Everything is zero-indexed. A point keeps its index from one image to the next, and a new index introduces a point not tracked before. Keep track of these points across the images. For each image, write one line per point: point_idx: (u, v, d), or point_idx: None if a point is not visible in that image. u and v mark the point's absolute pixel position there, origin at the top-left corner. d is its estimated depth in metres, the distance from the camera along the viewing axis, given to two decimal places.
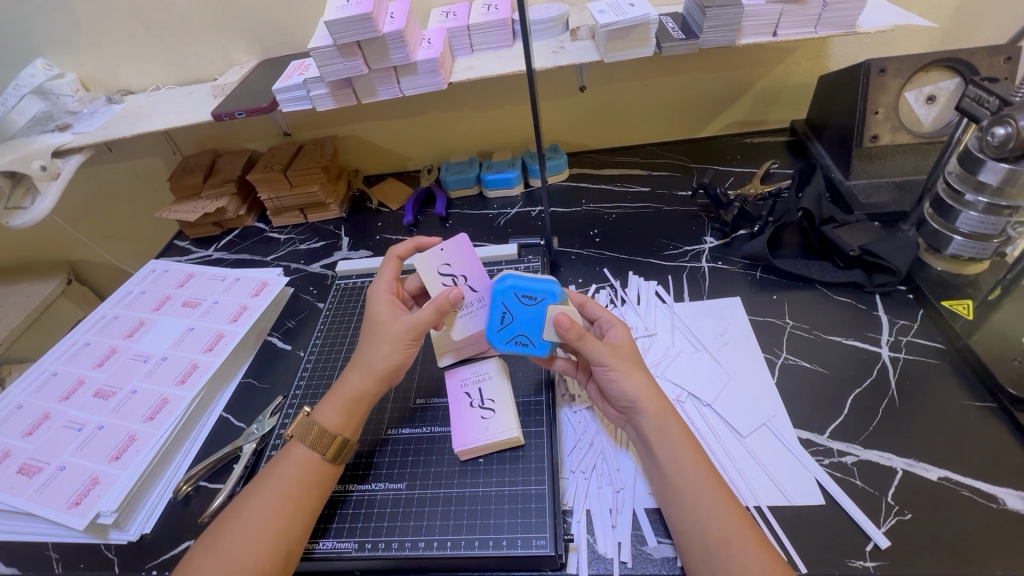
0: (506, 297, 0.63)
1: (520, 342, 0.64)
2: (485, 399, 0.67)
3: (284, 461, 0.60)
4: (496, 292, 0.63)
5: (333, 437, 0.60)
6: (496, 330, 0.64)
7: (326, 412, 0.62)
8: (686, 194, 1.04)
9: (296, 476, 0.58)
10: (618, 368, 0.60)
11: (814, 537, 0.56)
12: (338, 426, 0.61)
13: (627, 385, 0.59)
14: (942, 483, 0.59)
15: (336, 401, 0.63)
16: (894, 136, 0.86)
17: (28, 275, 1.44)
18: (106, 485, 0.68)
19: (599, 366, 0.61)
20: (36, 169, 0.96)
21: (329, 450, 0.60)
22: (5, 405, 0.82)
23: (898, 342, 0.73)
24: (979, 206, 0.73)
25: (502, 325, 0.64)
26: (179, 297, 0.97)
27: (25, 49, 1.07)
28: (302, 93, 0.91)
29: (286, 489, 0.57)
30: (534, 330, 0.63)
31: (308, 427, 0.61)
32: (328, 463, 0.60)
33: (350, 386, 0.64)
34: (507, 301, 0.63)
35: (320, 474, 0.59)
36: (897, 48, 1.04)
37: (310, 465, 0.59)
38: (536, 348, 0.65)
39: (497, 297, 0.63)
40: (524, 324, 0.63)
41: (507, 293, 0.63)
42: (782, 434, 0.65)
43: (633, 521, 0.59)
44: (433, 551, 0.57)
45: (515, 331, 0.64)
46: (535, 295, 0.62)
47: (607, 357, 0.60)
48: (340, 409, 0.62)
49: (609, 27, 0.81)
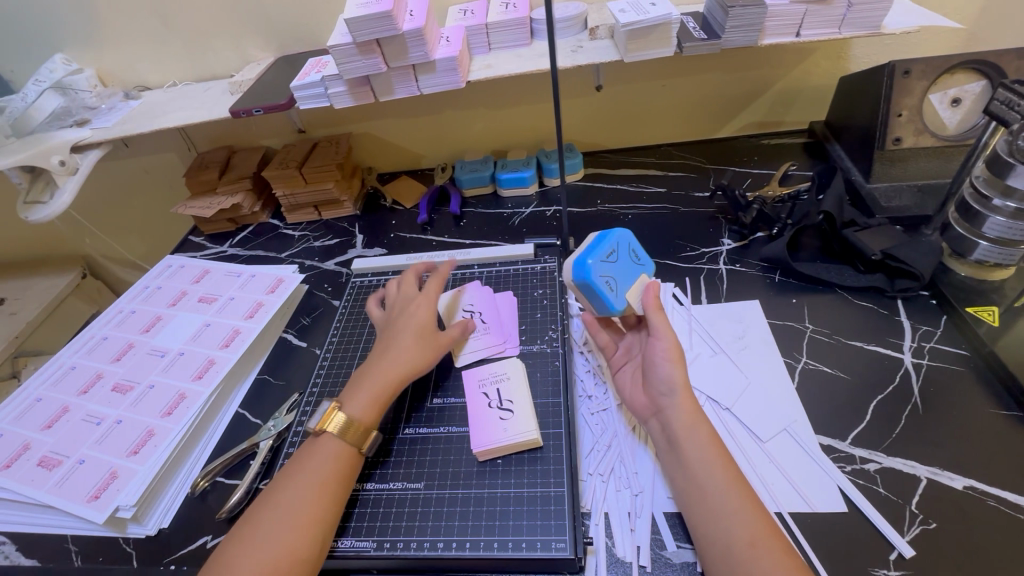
0: (622, 243, 0.67)
1: (608, 282, 0.64)
2: (503, 400, 0.68)
3: (315, 452, 0.61)
4: (616, 234, 0.67)
5: (367, 426, 0.62)
6: (602, 261, 0.64)
7: (357, 402, 0.64)
8: (703, 195, 1.03)
9: (331, 467, 0.59)
10: (673, 351, 0.63)
11: (836, 544, 0.56)
12: (370, 415, 0.63)
13: (674, 371, 0.62)
14: (966, 493, 0.58)
15: (369, 391, 0.65)
16: (917, 138, 0.85)
17: (44, 269, 1.45)
18: (125, 479, 0.69)
19: (656, 343, 0.64)
20: (55, 164, 0.96)
21: (361, 440, 0.62)
22: (24, 398, 0.82)
23: (921, 349, 0.72)
24: (1007, 211, 0.72)
25: (609, 260, 0.65)
26: (195, 292, 0.97)
27: (44, 45, 1.08)
28: (320, 91, 0.91)
29: (321, 480, 0.58)
30: (623, 283, 0.66)
31: (340, 416, 0.62)
32: (360, 453, 0.62)
33: (383, 379, 0.66)
34: (621, 248, 0.67)
35: (352, 464, 0.61)
36: (920, 49, 1.03)
37: (344, 455, 0.60)
38: (613, 299, 0.65)
39: (616, 239, 0.67)
40: (623, 271, 0.66)
41: (624, 243, 0.68)
42: (803, 440, 0.64)
43: (653, 524, 0.59)
44: (451, 552, 0.57)
45: (614, 272, 0.65)
46: (641, 258, 0.70)
47: (668, 337, 0.64)
48: (372, 400, 0.64)
49: (630, 26, 0.80)
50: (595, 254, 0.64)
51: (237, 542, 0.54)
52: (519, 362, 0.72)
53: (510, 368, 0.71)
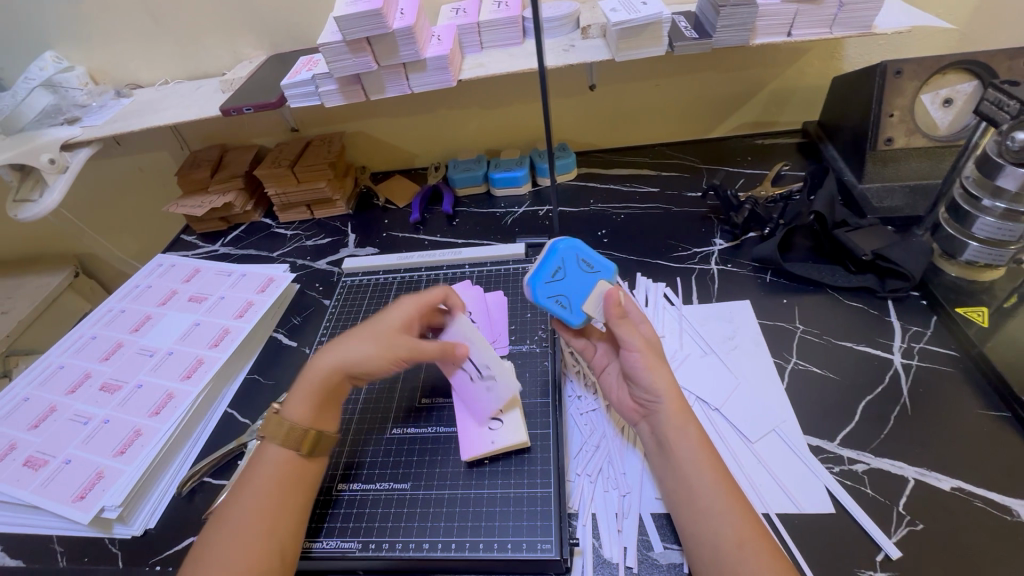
0: (568, 255, 0.63)
1: (558, 302, 0.63)
2: None
3: (259, 463, 0.59)
4: (558, 247, 0.63)
5: (304, 431, 0.60)
6: (545, 281, 0.63)
7: (295, 407, 0.61)
8: (696, 195, 1.03)
9: (274, 478, 0.57)
10: (648, 360, 0.60)
11: (823, 545, 0.56)
12: (306, 419, 0.61)
13: (653, 379, 0.59)
14: (954, 493, 0.58)
15: (304, 395, 0.62)
16: (909, 138, 0.85)
17: (36, 268, 1.45)
18: (111, 479, 0.68)
19: (628, 352, 0.60)
20: (44, 162, 0.96)
21: (302, 445, 0.59)
22: (11, 398, 0.82)
23: (911, 349, 0.72)
24: (996, 212, 0.71)
25: (553, 279, 0.63)
26: (185, 292, 0.97)
27: (34, 42, 1.07)
28: (310, 89, 0.90)
29: (267, 491, 0.56)
30: (578, 297, 0.63)
31: (278, 424, 0.60)
32: (303, 458, 0.59)
33: (319, 378, 0.63)
34: (567, 260, 0.63)
35: (298, 472, 0.59)
36: (913, 50, 1.03)
37: (286, 463, 0.58)
38: (569, 316, 0.64)
39: (559, 252, 0.63)
40: (573, 286, 0.63)
41: (569, 252, 0.63)
42: (792, 440, 0.64)
43: (640, 525, 0.58)
44: (437, 553, 0.57)
45: (562, 290, 0.63)
46: (594, 263, 0.64)
47: (640, 346, 0.60)
48: (309, 403, 0.61)
49: (622, 26, 0.80)
50: (538, 276, 0.63)
51: (218, 530, 0.54)
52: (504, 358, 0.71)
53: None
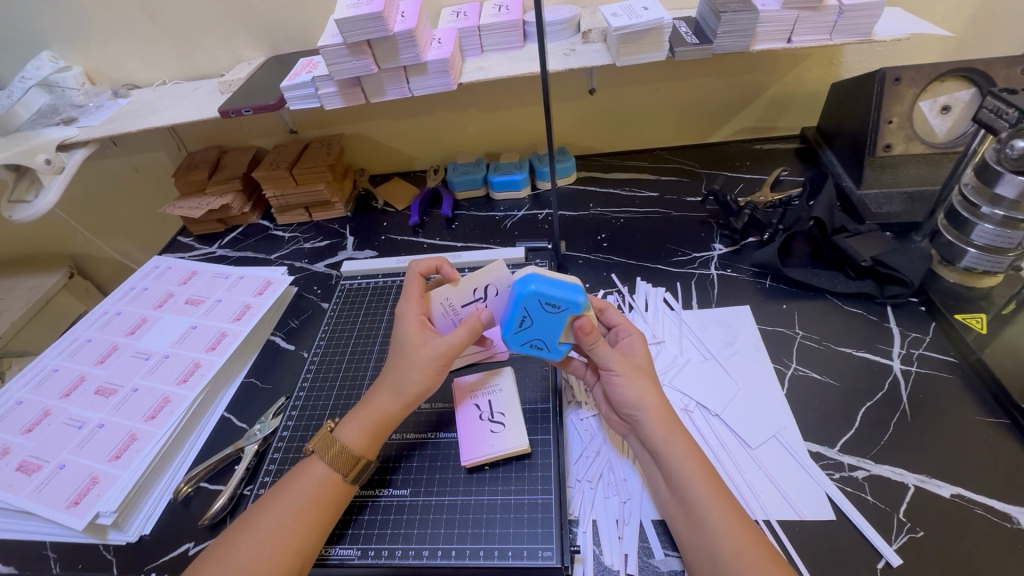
0: (530, 302, 0.59)
1: (535, 346, 0.63)
2: (495, 412, 0.67)
3: (304, 475, 0.58)
4: (518, 297, 0.59)
5: (356, 458, 0.59)
6: (513, 332, 0.62)
7: (350, 431, 0.61)
8: (695, 200, 1.03)
9: (315, 494, 0.57)
10: (625, 375, 0.60)
11: (823, 552, 0.56)
12: (361, 447, 0.60)
13: (632, 392, 0.59)
14: (954, 500, 0.58)
15: (361, 421, 0.61)
16: (908, 145, 0.85)
17: (30, 269, 1.43)
18: (106, 484, 0.68)
19: (606, 370, 0.61)
20: (40, 163, 0.95)
21: (349, 471, 0.59)
22: (5, 401, 0.81)
23: (910, 355, 0.72)
24: (995, 219, 0.71)
25: (521, 328, 0.61)
26: (182, 294, 0.96)
27: (30, 41, 1.06)
28: (310, 91, 0.90)
29: (303, 504, 0.56)
30: (552, 336, 0.62)
31: (331, 444, 0.60)
32: (347, 482, 0.59)
33: (377, 409, 0.62)
34: (530, 307, 0.59)
35: (338, 494, 0.58)
36: (910, 57, 1.03)
37: (330, 483, 0.58)
38: (550, 352, 0.64)
39: (519, 302, 0.59)
40: (543, 329, 0.61)
41: (530, 299, 0.59)
42: (792, 446, 0.64)
43: (641, 532, 0.58)
44: (437, 560, 0.56)
45: (533, 334, 0.62)
46: (560, 304, 0.59)
47: (615, 362, 0.60)
48: (366, 432, 0.61)
49: (623, 30, 0.80)
50: (506, 327, 0.62)
51: (243, 533, 0.54)
52: (510, 372, 0.71)
53: (502, 378, 0.70)
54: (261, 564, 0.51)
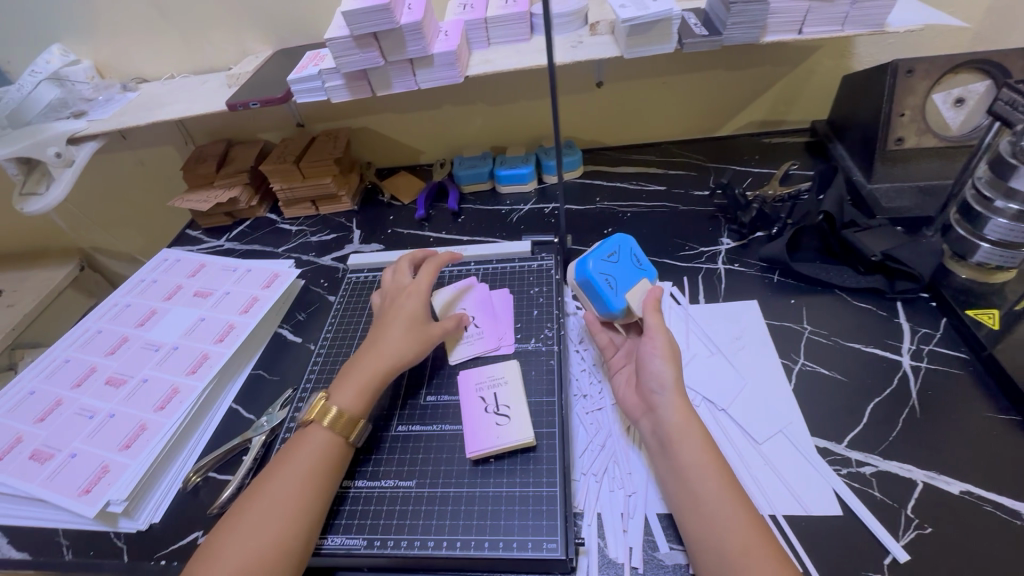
0: (625, 246, 0.70)
1: (605, 281, 0.67)
2: (500, 405, 0.67)
3: (303, 444, 0.60)
4: (623, 241, 0.71)
5: (351, 419, 0.61)
6: (601, 260, 0.68)
7: (344, 395, 0.63)
8: (704, 194, 1.03)
9: (319, 462, 0.58)
10: (666, 350, 0.62)
11: (830, 548, 0.55)
12: (354, 407, 0.62)
13: (666, 367, 0.61)
14: (963, 497, 0.57)
15: (355, 385, 0.64)
16: (920, 138, 0.85)
17: (42, 262, 1.45)
18: (117, 473, 0.69)
19: (649, 338, 0.63)
20: (50, 156, 0.96)
21: (350, 432, 0.61)
22: (18, 391, 0.82)
23: (920, 351, 0.72)
24: (1008, 213, 0.70)
25: (609, 260, 0.68)
26: (191, 286, 0.97)
27: (41, 34, 1.07)
28: (316, 85, 0.90)
29: (306, 474, 0.57)
30: (624, 283, 0.68)
31: (328, 410, 0.61)
32: (348, 444, 0.61)
33: (372, 367, 0.65)
34: (621, 250, 0.70)
35: (336, 458, 0.60)
36: (924, 48, 1.01)
37: (330, 448, 0.60)
38: (608, 296, 0.67)
39: (620, 241, 0.70)
40: (621, 275, 0.68)
41: (626, 246, 0.70)
42: (799, 442, 0.64)
43: (645, 525, 0.58)
44: (442, 551, 0.57)
45: (613, 272, 0.68)
46: (643, 261, 0.71)
47: (660, 333, 0.63)
48: (360, 393, 0.63)
49: (631, 22, 0.79)
50: (595, 254, 0.68)
51: (248, 506, 0.55)
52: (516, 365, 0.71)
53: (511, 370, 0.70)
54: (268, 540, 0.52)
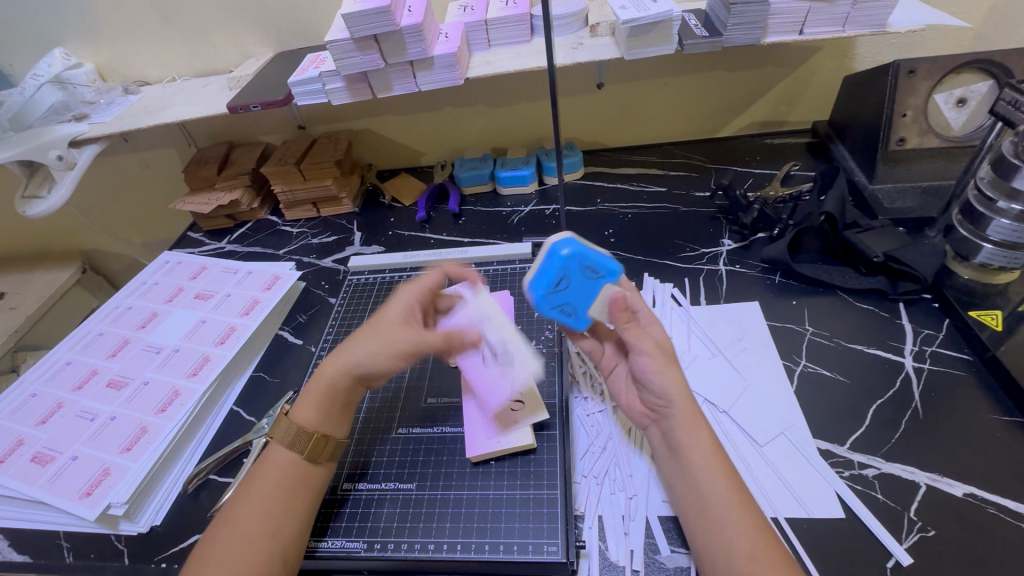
0: (570, 263, 0.58)
1: (565, 311, 0.61)
2: (507, 399, 0.67)
3: (264, 465, 0.59)
4: (557, 258, 0.57)
5: (312, 436, 0.59)
6: (548, 295, 0.59)
7: (303, 411, 0.61)
8: (705, 195, 1.02)
9: (285, 482, 0.57)
10: (658, 361, 0.59)
11: (832, 551, 0.55)
12: (314, 422, 0.60)
13: (664, 381, 0.58)
14: (967, 500, 0.57)
15: (312, 397, 0.62)
16: (922, 139, 0.84)
17: (44, 264, 1.45)
18: (117, 476, 0.69)
19: (637, 352, 0.60)
20: (52, 159, 0.96)
21: (309, 449, 0.59)
22: (19, 394, 0.82)
23: (923, 352, 0.71)
24: (1011, 214, 0.70)
25: (558, 290, 0.59)
26: (192, 289, 0.97)
27: (43, 37, 1.07)
28: (317, 87, 0.90)
29: (274, 494, 0.56)
30: (584, 302, 0.61)
31: (286, 428, 0.60)
32: (312, 463, 0.59)
33: (323, 380, 0.62)
34: (570, 268, 0.58)
35: (303, 476, 0.58)
36: (926, 49, 1.01)
37: (294, 466, 0.58)
38: (575, 321, 0.63)
39: (558, 263, 0.57)
40: (577, 296, 0.60)
41: (570, 261, 0.57)
42: (801, 444, 0.64)
43: (647, 528, 0.58)
44: (442, 554, 0.56)
45: (567, 298, 0.60)
46: (598, 268, 0.59)
47: (647, 345, 0.60)
48: (315, 405, 0.61)
49: (631, 23, 0.79)
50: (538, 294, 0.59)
51: (222, 529, 0.54)
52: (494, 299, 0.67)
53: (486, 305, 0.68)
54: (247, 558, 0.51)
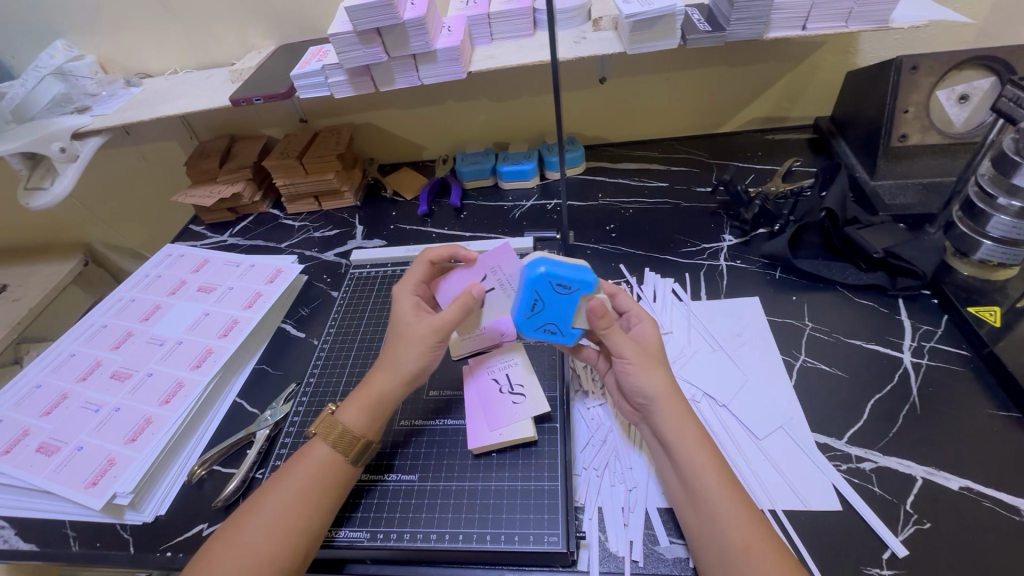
0: (540, 285, 0.58)
1: (548, 330, 0.62)
2: (513, 385, 0.68)
3: (303, 461, 0.59)
4: (529, 280, 0.59)
5: (356, 439, 0.59)
6: (528, 317, 0.61)
7: (349, 412, 0.61)
8: (706, 190, 1.03)
9: (316, 478, 0.57)
10: (638, 364, 0.59)
11: (828, 543, 0.56)
12: (360, 428, 0.60)
13: (643, 381, 0.59)
14: (963, 493, 0.58)
15: (359, 400, 0.62)
16: (923, 135, 0.84)
17: (46, 256, 1.45)
18: (122, 466, 0.69)
19: (618, 357, 0.60)
20: (54, 151, 0.97)
21: (350, 452, 0.59)
22: (23, 385, 0.83)
23: (921, 348, 0.72)
24: (1011, 210, 0.71)
25: (535, 311, 0.61)
26: (194, 282, 0.97)
27: (43, 29, 1.07)
28: (320, 80, 0.90)
29: (301, 489, 0.56)
30: (564, 318, 0.61)
31: (331, 426, 0.60)
32: (349, 465, 0.59)
33: (375, 387, 0.62)
34: (541, 289, 0.59)
35: (339, 476, 0.58)
36: (928, 45, 1.01)
37: (330, 466, 0.58)
38: (564, 336, 0.63)
39: (529, 285, 0.59)
40: (556, 314, 0.61)
41: (541, 282, 0.58)
42: (799, 438, 0.64)
43: (646, 519, 0.59)
44: (444, 544, 0.57)
45: (546, 318, 0.61)
46: (570, 283, 0.58)
47: (629, 351, 0.59)
48: (364, 411, 0.61)
49: (634, 18, 0.79)
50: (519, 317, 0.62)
51: (252, 517, 0.55)
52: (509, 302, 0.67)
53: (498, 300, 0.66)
54: (261, 550, 0.52)
